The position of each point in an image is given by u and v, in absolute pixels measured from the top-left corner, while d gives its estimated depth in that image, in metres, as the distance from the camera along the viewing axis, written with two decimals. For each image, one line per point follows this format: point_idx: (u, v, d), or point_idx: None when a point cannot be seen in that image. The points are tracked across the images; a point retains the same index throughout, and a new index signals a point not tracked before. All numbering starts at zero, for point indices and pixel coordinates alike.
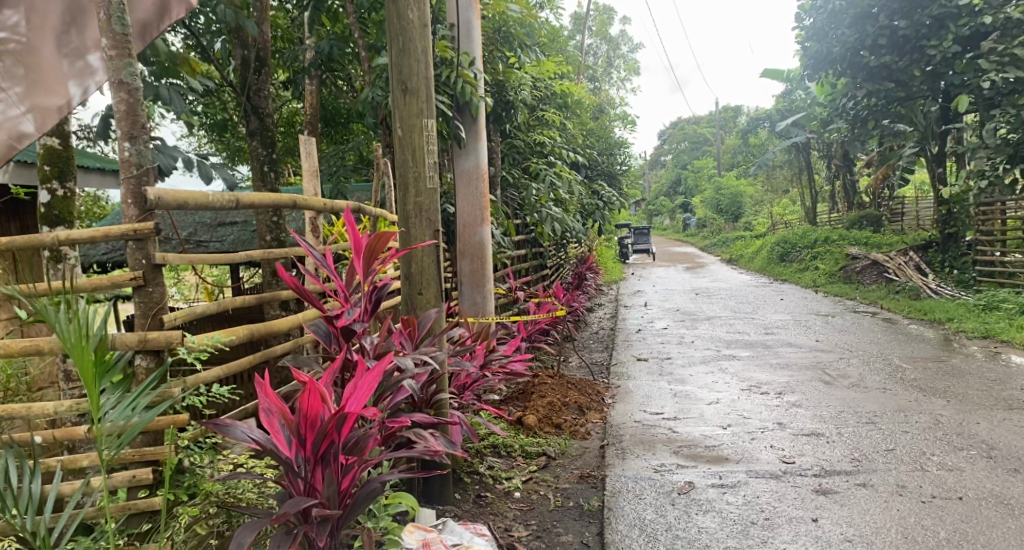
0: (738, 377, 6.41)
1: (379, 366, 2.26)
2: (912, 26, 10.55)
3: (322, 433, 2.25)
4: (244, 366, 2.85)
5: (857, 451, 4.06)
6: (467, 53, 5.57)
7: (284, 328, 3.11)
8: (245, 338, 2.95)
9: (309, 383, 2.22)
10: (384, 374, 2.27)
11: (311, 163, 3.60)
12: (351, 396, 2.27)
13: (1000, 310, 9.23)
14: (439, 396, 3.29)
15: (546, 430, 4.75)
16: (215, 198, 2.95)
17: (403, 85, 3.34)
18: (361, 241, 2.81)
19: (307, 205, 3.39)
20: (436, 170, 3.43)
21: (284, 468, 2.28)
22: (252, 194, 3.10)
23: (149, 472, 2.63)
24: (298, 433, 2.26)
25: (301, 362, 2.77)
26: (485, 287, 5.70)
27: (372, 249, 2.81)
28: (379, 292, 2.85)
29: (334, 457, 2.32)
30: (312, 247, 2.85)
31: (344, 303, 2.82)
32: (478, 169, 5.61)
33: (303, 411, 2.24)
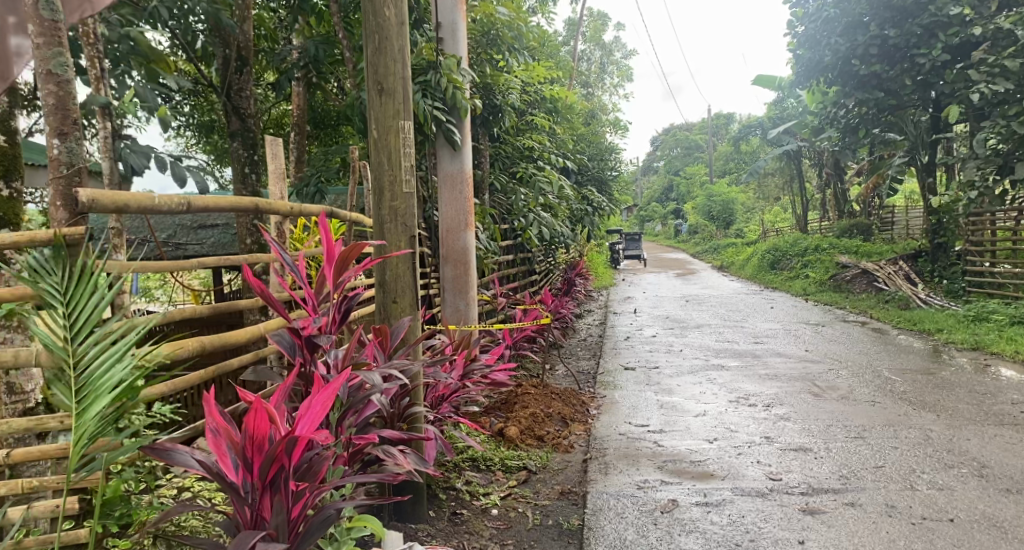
0: (726, 387, 6.30)
1: (334, 383, 2.15)
2: (903, 35, 10.49)
3: (270, 457, 2.11)
4: (192, 383, 2.66)
5: (846, 468, 3.95)
6: (453, 54, 5.43)
7: (243, 340, 2.91)
8: (195, 350, 2.73)
9: (256, 402, 2.08)
10: (340, 392, 2.16)
11: (280, 163, 3.46)
12: (304, 416, 2.16)
13: (990, 321, 9.16)
14: (412, 410, 3.18)
15: (527, 442, 4.63)
16: (161, 203, 2.71)
17: (379, 85, 3.22)
18: (332, 250, 2.68)
19: (272, 209, 3.23)
20: (413, 173, 3.32)
21: (230, 494, 2.14)
22: (206, 198, 2.87)
23: (75, 502, 2.41)
24: (244, 457, 2.12)
25: (263, 375, 2.64)
26: (468, 294, 5.55)
27: (343, 257, 2.68)
28: (349, 301, 2.71)
29: (284, 483, 2.18)
30: (280, 252, 2.72)
31: (311, 312, 2.68)
32: (462, 173, 5.51)
33: (250, 432, 2.10)
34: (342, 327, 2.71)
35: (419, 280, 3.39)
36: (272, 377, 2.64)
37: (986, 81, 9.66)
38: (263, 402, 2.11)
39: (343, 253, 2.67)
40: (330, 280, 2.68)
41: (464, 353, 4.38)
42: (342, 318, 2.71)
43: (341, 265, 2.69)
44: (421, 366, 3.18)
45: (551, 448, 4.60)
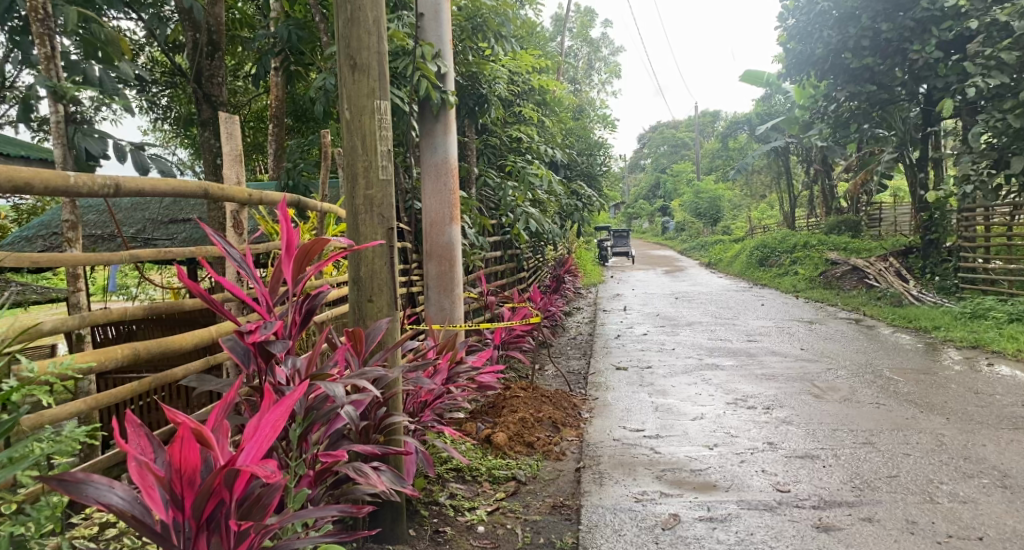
0: (722, 389, 6.03)
1: (282, 404, 1.91)
2: (895, 29, 10.26)
3: (204, 492, 1.87)
4: (119, 398, 2.46)
5: (858, 478, 3.68)
6: (429, 42, 5.05)
7: (186, 347, 2.67)
8: (126, 358, 2.47)
9: (184, 425, 1.83)
10: (292, 408, 1.92)
11: (236, 145, 3.12)
12: (249, 438, 1.91)
13: (988, 319, 8.93)
14: (391, 420, 2.89)
15: (516, 449, 4.35)
16: (77, 184, 2.38)
17: (352, 61, 2.92)
18: (289, 240, 2.36)
19: (224, 195, 2.91)
20: (391, 157, 3.03)
21: (158, 536, 1.88)
22: (134, 178, 2.53)
23: None
24: (172, 491, 1.87)
25: (212, 385, 2.33)
26: (453, 292, 5.26)
27: (305, 252, 2.38)
28: (312, 302, 2.40)
29: (224, 522, 1.93)
30: (228, 246, 2.40)
31: (265, 315, 2.36)
32: (446, 163, 5.20)
33: (178, 462, 1.85)
34: (303, 331, 2.40)
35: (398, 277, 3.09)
36: (222, 389, 2.31)
37: (980, 74, 9.41)
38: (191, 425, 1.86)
39: (306, 249, 2.37)
40: (290, 278, 2.37)
41: (450, 355, 4.08)
42: (304, 321, 2.40)
43: (304, 263, 2.39)
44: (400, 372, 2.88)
45: (541, 455, 4.31)
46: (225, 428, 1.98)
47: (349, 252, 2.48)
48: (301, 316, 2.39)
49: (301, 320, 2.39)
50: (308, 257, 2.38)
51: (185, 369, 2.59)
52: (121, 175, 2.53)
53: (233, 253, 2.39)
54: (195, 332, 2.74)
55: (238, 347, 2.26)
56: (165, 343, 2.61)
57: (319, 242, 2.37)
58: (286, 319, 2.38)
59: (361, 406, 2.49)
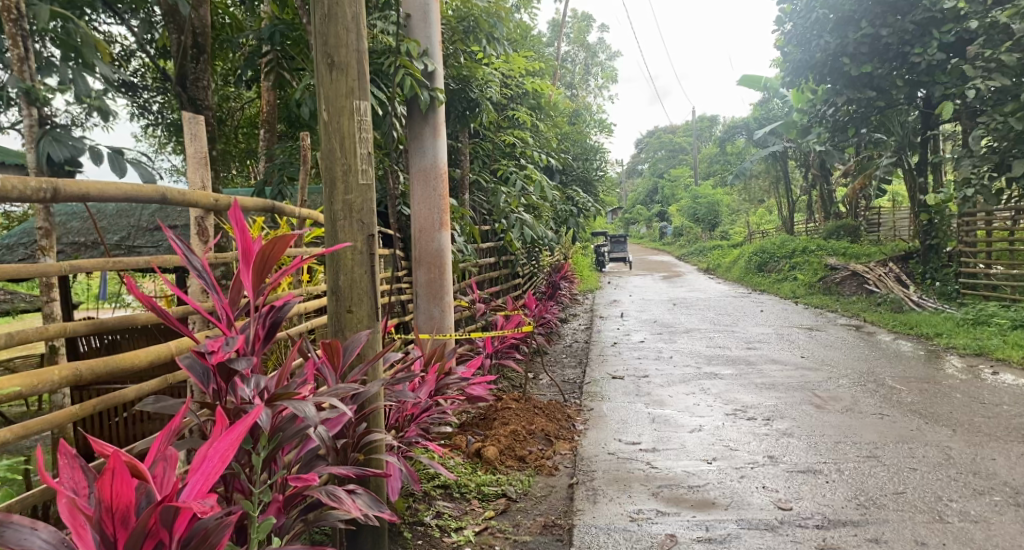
0: (721, 398, 5.88)
1: (230, 432, 1.84)
2: (894, 33, 10.10)
3: (139, 530, 1.79)
4: (55, 423, 2.29)
5: (863, 495, 3.54)
6: (416, 40, 4.91)
7: (137, 365, 2.43)
8: (62, 382, 2.25)
9: (115, 455, 1.78)
10: (243, 436, 1.84)
11: (200, 147, 2.93)
12: (198, 469, 1.84)
13: (991, 325, 8.77)
14: (371, 437, 2.73)
15: (508, 464, 4.19)
16: (8, 189, 2.22)
17: (329, 59, 2.77)
18: (251, 249, 2.22)
19: (180, 201, 2.72)
20: (371, 160, 2.87)
21: None
22: (73, 182, 2.36)
23: None
24: (102, 532, 1.78)
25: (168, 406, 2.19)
26: (443, 300, 5.10)
27: (267, 259, 2.24)
28: (277, 315, 2.27)
29: None
30: (185, 253, 2.23)
31: (226, 330, 2.21)
32: (435, 167, 5.04)
33: (108, 499, 1.78)
34: (268, 346, 2.27)
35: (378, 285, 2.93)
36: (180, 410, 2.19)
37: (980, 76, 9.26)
38: (123, 457, 1.80)
39: (268, 256, 2.24)
40: (251, 289, 2.24)
41: (436, 367, 3.92)
42: (269, 335, 2.27)
43: (265, 272, 2.26)
44: (381, 386, 2.72)
45: (533, 470, 4.15)
46: (173, 459, 1.92)
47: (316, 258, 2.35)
48: (265, 329, 2.27)
49: (265, 333, 2.26)
50: (270, 265, 2.25)
51: (136, 390, 2.38)
52: (62, 179, 2.36)
53: (192, 261, 2.25)
54: (152, 348, 2.51)
55: (196, 366, 2.13)
56: (112, 362, 2.37)
57: (281, 249, 2.24)
58: (249, 332, 2.25)
59: (335, 425, 2.35)
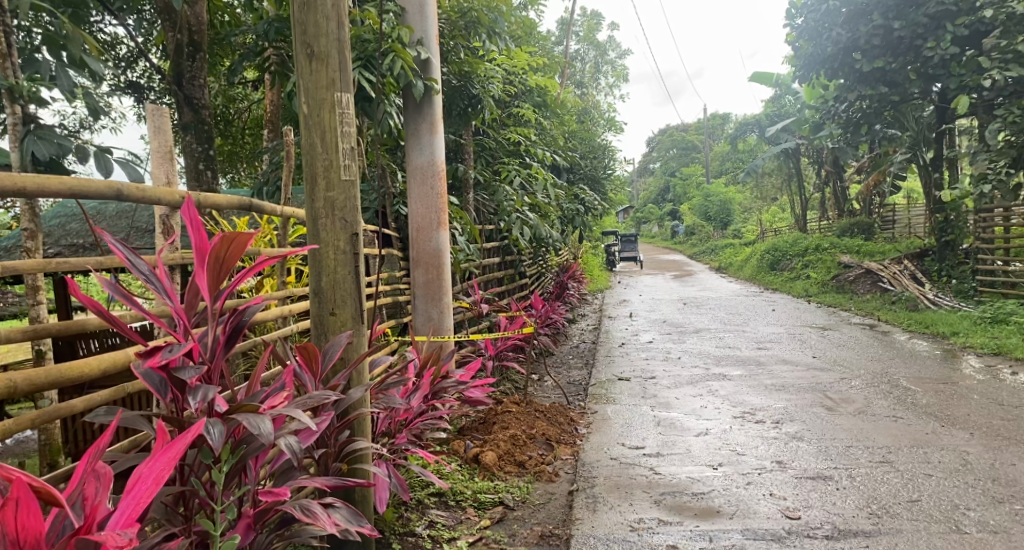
0: (729, 400, 5.72)
1: (167, 452, 1.74)
2: (907, 25, 9.90)
3: None
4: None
5: (875, 503, 3.39)
6: (410, 29, 4.79)
7: (85, 376, 2.29)
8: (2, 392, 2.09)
9: (17, 482, 1.69)
10: (177, 456, 1.74)
11: (164, 141, 2.82)
12: (129, 492, 1.73)
13: (1009, 324, 8.55)
14: (354, 445, 2.60)
15: (506, 470, 4.06)
16: None
17: (308, 49, 2.65)
18: (206, 249, 2.14)
19: (140, 196, 2.53)
20: (353, 155, 2.74)
21: None
22: (13, 177, 2.19)
23: None
24: None
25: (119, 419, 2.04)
26: (442, 301, 4.97)
27: (223, 260, 2.17)
28: (239, 317, 2.21)
29: None
30: (128, 255, 2.08)
31: (181, 337, 2.13)
32: (433, 165, 4.91)
33: (16, 529, 1.70)
34: (229, 351, 2.20)
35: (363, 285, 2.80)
36: (133, 423, 2.05)
37: (997, 68, 9.10)
38: (29, 484, 1.71)
39: (224, 256, 2.17)
40: (207, 291, 2.15)
41: (430, 370, 3.79)
42: (230, 340, 2.20)
43: (223, 274, 2.19)
44: (365, 390, 2.60)
45: (532, 477, 4.01)
46: (105, 478, 1.81)
47: (281, 256, 2.30)
48: (227, 333, 2.20)
49: (227, 338, 2.19)
50: (227, 266, 2.18)
51: (84, 401, 2.25)
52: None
53: (138, 265, 2.10)
54: (105, 358, 2.37)
55: (152, 375, 2.03)
56: (57, 373, 2.22)
57: (239, 248, 2.17)
58: (208, 339, 2.17)
59: (308, 436, 2.23)
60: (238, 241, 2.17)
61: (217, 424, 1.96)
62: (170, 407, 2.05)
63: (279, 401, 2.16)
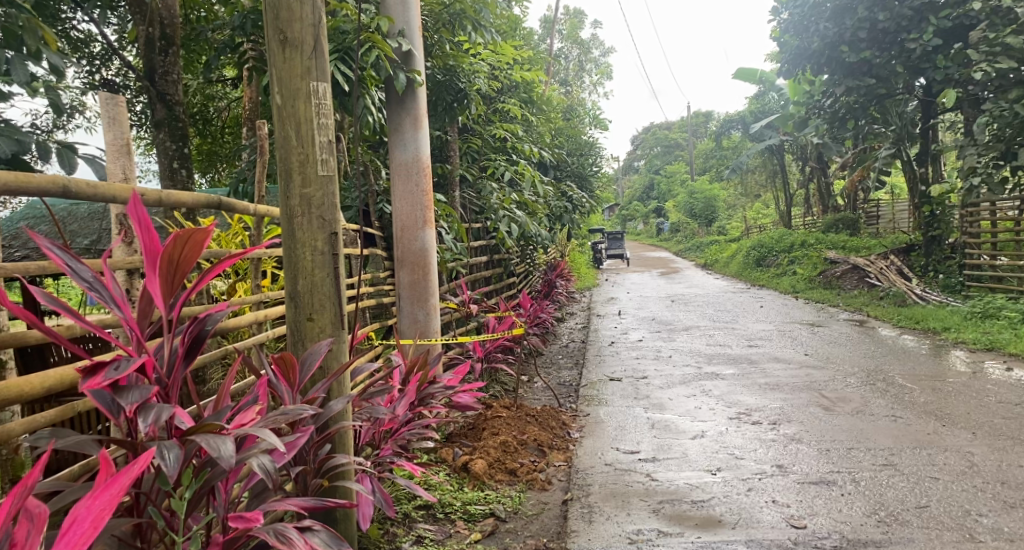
0: (724, 401, 5.58)
1: (111, 489, 1.56)
2: (893, 18, 9.81)
3: None
4: None
5: (883, 509, 3.28)
6: (390, 18, 4.61)
7: (26, 394, 2.07)
8: None
9: None
10: (120, 494, 1.56)
11: (120, 134, 2.65)
12: (61, 537, 1.53)
13: (1000, 318, 8.47)
14: (335, 460, 2.43)
15: (497, 479, 3.89)
16: None
17: (280, 34, 2.47)
18: (156, 250, 1.97)
19: (94, 193, 2.32)
20: (331, 149, 2.56)
21: None
22: None
23: None
24: None
25: (69, 444, 1.90)
26: (429, 303, 4.80)
27: (178, 262, 2.01)
28: (200, 326, 2.05)
29: None
30: (67, 261, 1.90)
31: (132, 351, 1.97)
32: (417, 161, 4.73)
33: None
34: (190, 364, 2.04)
35: (344, 288, 2.62)
36: (83, 446, 1.90)
37: (986, 61, 8.88)
38: None
39: (179, 258, 2.00)
40: (161, 299, 1.99)
41: (416, 376, 3.62)
42: (190, 351, 2.04)
43: (180, 278, 2.03)
44: (345, 401, 2.42)
45: (524, 485, 3.85)
46: (40, 518, 1.64)
47: (243, 256, 2.15)
48: (188, 342, 2.05)
49: (188, 348, 2.04)
50: (182, 267, 2.02)
51: (25, 424, 2.04)
52: None
53: (80, 272, 1.92)
54: (49, 374, 2.16)
55: (102, 394, 1.86)
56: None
57: (196, 248, 2.02)
58: (165, 352, 2.01)
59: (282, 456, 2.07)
60: (193, 240, 2.01)
61: (172, 448, 1.80)
62: (123, 430, 1.89)
63: (248, 419, 2.00)
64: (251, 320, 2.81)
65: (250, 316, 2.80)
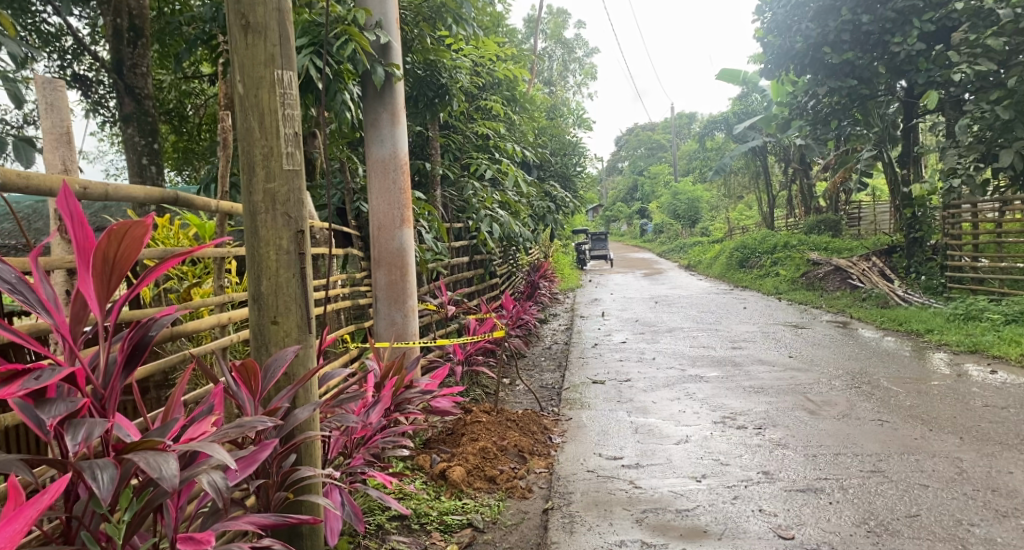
0: (708, 404, 5.48)
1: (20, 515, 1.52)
2: (876, 20, 9.79)
3: None
4: None
5: (872, 519, 3.21)
6: (368, 10, 4.46)
7: None
8: None
9: None
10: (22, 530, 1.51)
11: (60, 120, 2.48)
12: None
13: (983, 320, 8.44)
14: (298, 474, 2.31)
15: (475, 487, 3.78)
16: None
17: (243, 19, 2.35)
18: (89, 247, 1.86)
19: (26, 187, 2.16)
20: (298, 142, 2.46)
21: None
22: None
23: None
24: None
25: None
26: (406, 304, 4.66)
27: (115, 259, 1.90)
28: (142, 332, 1.94)
29: None
30: None
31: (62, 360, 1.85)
32: (395, 158, 4.59)
33: None
34: (131, 373, 1.92)
35: (311, 289, 2.52)
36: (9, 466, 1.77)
37: (967, 63, 8.86)
38: None
39: (114, 256, 1.89)
40: (95, 301, 1.87)
41: (391, 381, 3.49)
42: (131, 360, 1.92)
43: (116, 276, 1.91)
44: (312, 409, 2.32)
45: (504, 494, 3.74)
46: None
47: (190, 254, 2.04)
48: (129, 346, 1.93)
49: (128, 353, 1.93)
50: (120, 266, 1.90)
51: None
52: None
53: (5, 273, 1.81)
54: None
55: (28, 408, 1.76)
56: None
57: (136, 245, 1.90)
58: (102, 360, 1.90)
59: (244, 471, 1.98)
60: (130, 237, 1.89)
61: (105, 469, 1.69)
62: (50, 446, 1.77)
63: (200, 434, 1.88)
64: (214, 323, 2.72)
65: (213, 318, 2.71)
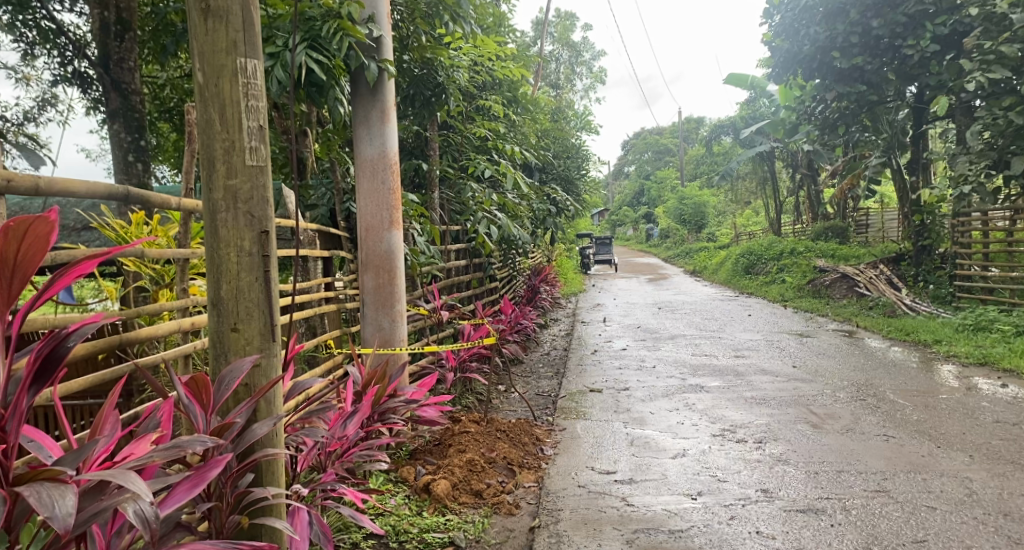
0: (708, 415, 5.30)
1: None
2: (887, 25, 9.58)
3: None
4: None
5: (876, 544, 3.04)
6: (361, 4, 4.30)
7: None
8: None
9: None
10: None
11: None
12: None
13: (993, 331, 8.22)
14: (251, 495, 2.22)
15: (460, 501, 3.61)
16: None
17: (203, 3, 2.26)
18: None
19: None
20: (262, 137, 2.36)
21: None
22: None
23: None
24: None
25: None
26: (394, 308, 4.50)
27: (17, 259, 1.84)
28: (55, 348, 1.88)
29: None
30: None
31: None
32: (384, 157, 4.44)
33: None
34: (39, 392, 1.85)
35: (276, 296, 2.41)
36: None
37: (980, 69, 8.60)
38: None
39: (15, 255, 1.83)
40: None
41: (371, 390, 3.36)
42: (38, 379, 1.84)
43: (20, 279, 1.85)
44: (268, 425, 2.24)
45: (489, 509, 3.57)
46: None
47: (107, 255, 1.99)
48: (41, 359, 1.86)
49: (41, 363, 1.85)
50: (23, 264, 1.84)
51: None
52: None
53: None
54: None
55: None
56: None
57: (38, 244, 1.84)
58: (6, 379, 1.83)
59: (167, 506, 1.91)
60: (32, 236, 1.83)
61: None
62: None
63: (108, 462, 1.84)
64: (170, 329, 2.65)
65: (168, 324, 2.65)
